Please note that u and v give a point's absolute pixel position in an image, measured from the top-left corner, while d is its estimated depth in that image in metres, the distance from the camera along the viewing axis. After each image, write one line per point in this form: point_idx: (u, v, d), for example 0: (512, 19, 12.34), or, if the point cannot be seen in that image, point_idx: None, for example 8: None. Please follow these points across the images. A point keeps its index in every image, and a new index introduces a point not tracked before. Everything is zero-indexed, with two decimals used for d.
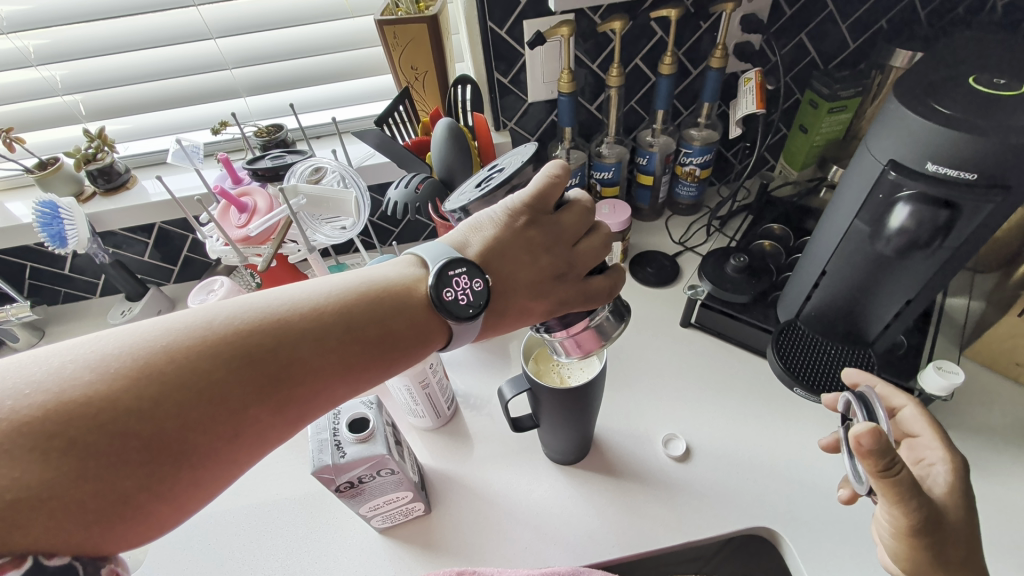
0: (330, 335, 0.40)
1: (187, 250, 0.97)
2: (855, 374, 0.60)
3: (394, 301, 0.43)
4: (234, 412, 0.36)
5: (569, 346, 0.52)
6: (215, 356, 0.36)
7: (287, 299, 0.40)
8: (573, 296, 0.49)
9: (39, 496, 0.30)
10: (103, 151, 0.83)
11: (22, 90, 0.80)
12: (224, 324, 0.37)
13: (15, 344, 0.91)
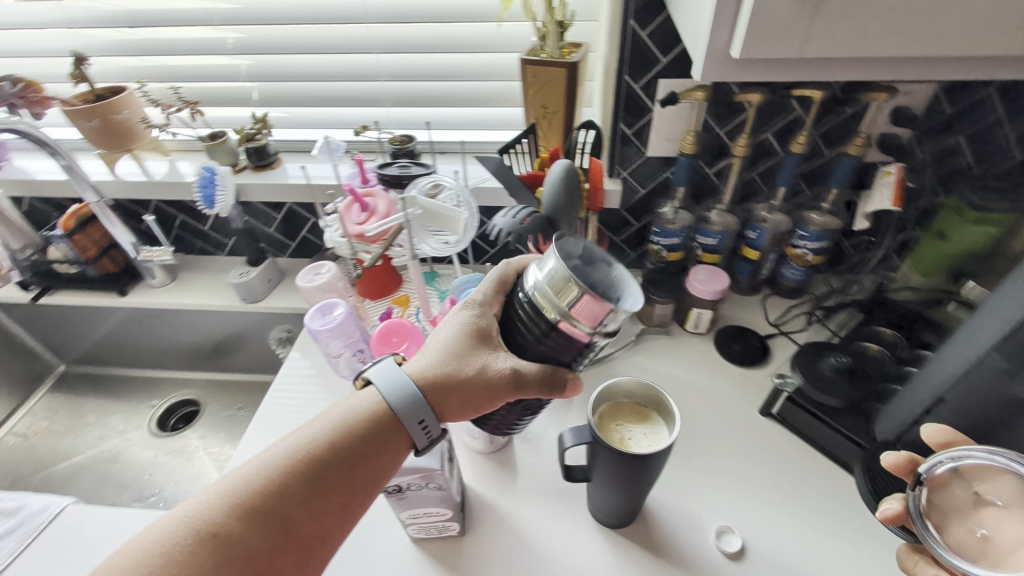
0: (312, 471, 0.47)
1: (305, 231, 1.07)
2: (934, 431, 0.53)
3: (359, 417, 0.50)
4: (256, 552, 0.43)
5: (595, 322, 0.48)
6: (219, 520, 0.43)
7: (263, 458, 0.47)
8: (469, 303, 0.57)
9: None
10: (262, 133, 0.95)
11: (214, 72, 0.94)
12: (214, 494, 0.44)
13: (153, 281, 1.05)
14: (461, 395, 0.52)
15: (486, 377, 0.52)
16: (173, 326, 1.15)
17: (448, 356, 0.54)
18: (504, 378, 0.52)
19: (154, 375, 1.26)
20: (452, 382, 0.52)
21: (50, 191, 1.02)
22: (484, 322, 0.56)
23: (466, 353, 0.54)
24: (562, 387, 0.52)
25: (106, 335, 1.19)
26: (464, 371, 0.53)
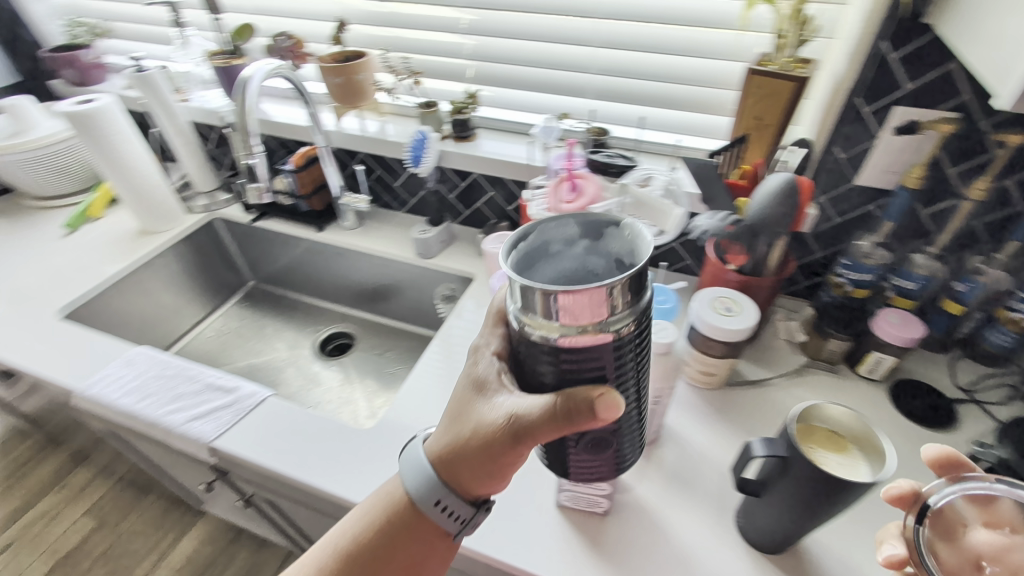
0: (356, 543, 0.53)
1: (481, 203, 1.16)
2: (936, 452, 0.50)
3: (394, 514, 0.53)
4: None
5: (591, 316, 0.38)
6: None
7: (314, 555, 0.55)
8: (465, 356, 0.53)
9: None
10: (471, 107, 1.04)
11: (443, 49, 1.04)
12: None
13: (346, 223, 1.20)
14: (471, 458, 0.49)
15: (490, 434, 0.46)
16: (349, 266, 1.29)
17: (454, 426, 0.51)
18: (509, 430, 0.45)
19: (320, 305, 1.43)
20: (460, 451, 0.49)
21: (285, 132, 1.19)
22: (482, 379, 0.50)
23: (469, 417, 0.49)
24: (575, 412, 0.41)
25: (293, 259, 1.36)
26: (469, 434, 0.49)
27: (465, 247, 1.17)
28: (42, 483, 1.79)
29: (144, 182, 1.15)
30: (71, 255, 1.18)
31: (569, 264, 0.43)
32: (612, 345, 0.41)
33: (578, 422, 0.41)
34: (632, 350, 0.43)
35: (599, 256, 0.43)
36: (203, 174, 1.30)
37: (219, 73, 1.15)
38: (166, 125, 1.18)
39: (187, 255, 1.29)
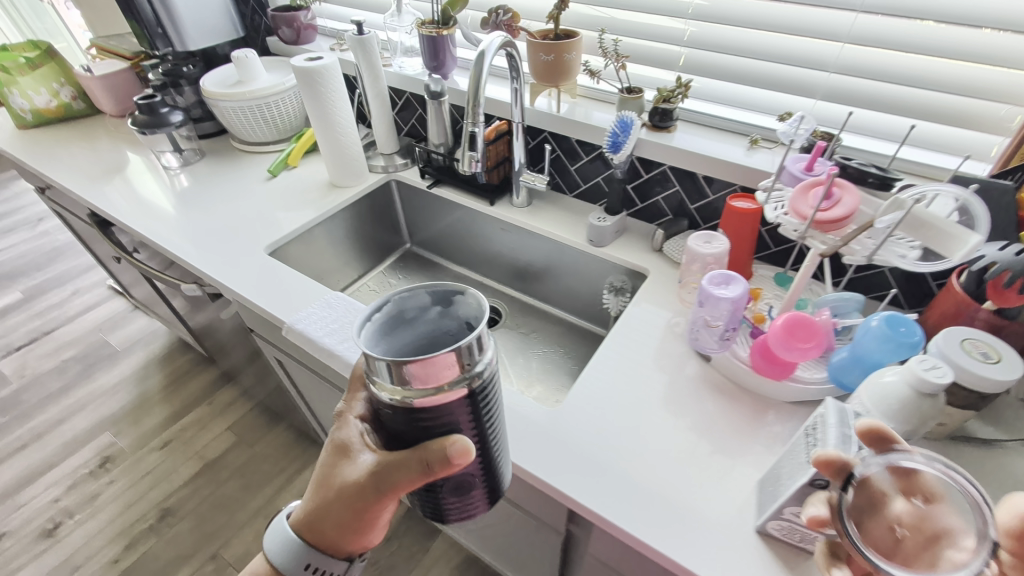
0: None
1: (660, 197, 1.13)
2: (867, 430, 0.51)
3: (325, 472, 0.59)
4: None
5: (438, 378, 0.49)
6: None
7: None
8: (331, 423, 0.61)
9: None
10: (679, 97, 1.00)
11: (660, 34, 1.00)
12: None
13: (517, 199, 1.22)
14: (342, 485, 0.57)
15: (360, 487, 0.56)
16: (511, 242, 1.30)
17: (323, 473, 0.59)
18: (360, 483, 0.56)
19: (469, 275, 1.46)
20: (332, 480, 0.58)
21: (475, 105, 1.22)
22: (346, 443, 0.59)
23: (339, 474, 0.58)
24: (435, 458, 0.51)
25: (454, 227, 1.40)
26: (334, 495, 0.57)
27: (638, 240, 1.13)
28: (195, 395, 2.03)
29: (344, 140, 1.23)
30: (272, 197, 1.30)
31: (420, 332, 0.56)
32: (468, 398, 0.52)
33: (438, 471, 0.52)
34: (474, 405, 0.52)
35: (450, 320, 0.56)
36: (388, 137, 1.37)
37: (424, 40, 1.20)
38: (370, 88, 1.27)
39: (364, 211, 1.36)
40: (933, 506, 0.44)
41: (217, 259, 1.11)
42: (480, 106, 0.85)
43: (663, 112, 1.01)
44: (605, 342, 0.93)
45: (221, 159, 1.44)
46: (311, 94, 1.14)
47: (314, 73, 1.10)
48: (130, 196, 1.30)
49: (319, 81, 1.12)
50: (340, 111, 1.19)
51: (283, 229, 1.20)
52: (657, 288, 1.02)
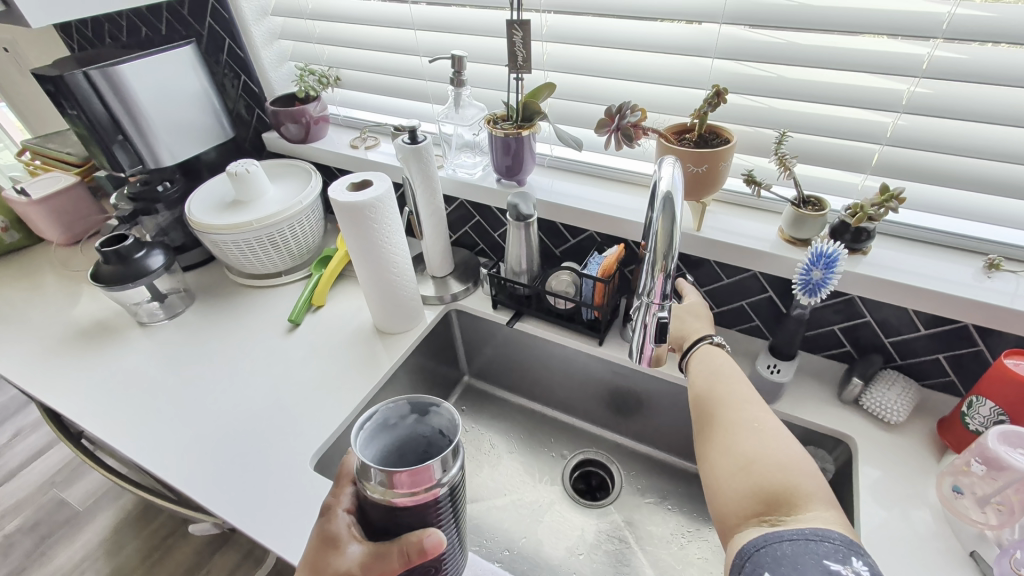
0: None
1: (838, 326, 0.85)
2: None
3: (314, 557, 0.54)
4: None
5: (422, 482, 0.48)
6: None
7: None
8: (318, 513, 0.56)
9: None
10: (888, 209, 0.71)
11: (849, 130, 0.73)
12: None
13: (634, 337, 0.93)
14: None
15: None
16: (622, 384, 1.01)
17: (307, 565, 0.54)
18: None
19: (554, 416, 1.14)
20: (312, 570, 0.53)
21: (567, 219, 0.93)
22: (328, 507, 0.56)
23: (318, 561, 0.53)
24: (418, 551, 0.50)
25: (535, 362, 1.09)
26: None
27: (814, 386, 0.85)
28: (185, 565, 1.61)
29: (399, 280, 0.93)
30: (304, 363, 0.97)
31: (413, 441, 0.57)
32: (445, 497, 0.51)
33: (416, 561, 0.50)
34: (446, 508, 0.52)
35: (425, 427, 0.56)
36: (442, 259, 1.07)
37: (495, 141, 0.90)
38: (422, 206, 0.97)
39: (421, 358, 1.05)
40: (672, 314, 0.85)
41: (242, 488, 0.78)
42: (672, 261, 0.60)
43: (858, 231, 0.75)
44: None
45: (222, 304, 1.10)
46: (361, 234, 0.84)
47: (369, 208, 0.81)
48: (102, 381, 0.95)
49: (373, 217, 0.83)
50: (395, 249, 0.90)
51: (331, 418, 0.87)
52: (881, 472, 0.74)
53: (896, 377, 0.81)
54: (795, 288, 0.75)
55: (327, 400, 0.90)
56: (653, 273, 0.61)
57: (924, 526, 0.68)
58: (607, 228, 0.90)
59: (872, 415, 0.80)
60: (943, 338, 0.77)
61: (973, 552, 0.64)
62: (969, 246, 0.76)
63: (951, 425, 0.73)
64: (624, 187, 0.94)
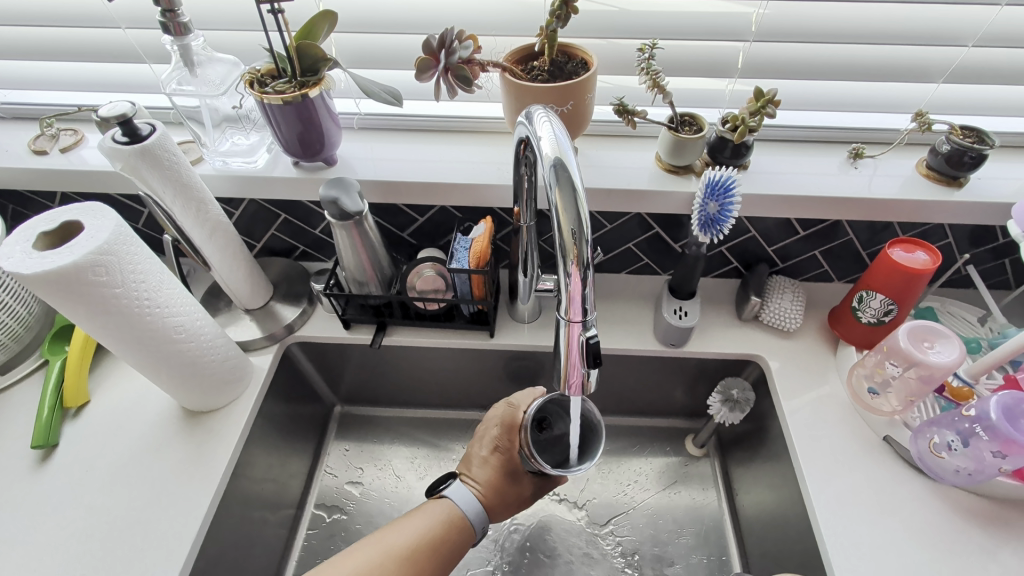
0: (450, 534, 0.59)
1: (725, 246, 0.79)
2: None
3: (496, 447, 0.65)
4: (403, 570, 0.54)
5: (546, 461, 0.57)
6: (392, 541, 0.56)
7: (423, 524, 0.58)
8: (499, 419, 0.65)
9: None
10: (767, 115, 0.61)
11: (714, 28, 0.64)
12: (419, 546, 0.56)
13: (524, 312, 0.79)
14: (511, 499, 0.65)
15: (518, 505, 0.66)
16: (525, 368, 0.85)
17: (486, 484, 0.64)
18: (519, 502, 0.66)
19: (459, 417, 0.95)
20: (493, 488, 0.64)
21: (407, 199, 0.70)
22: (501, 442, 0.65)
23: (501, 484, 0.64)
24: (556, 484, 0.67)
25: (415, 368, 0.87)
26: (499, 503, 0.64)
27: (713, 313, 0.81)
28: None
29: (194, 345, 0.64)
30: (88, 498, 0.66)
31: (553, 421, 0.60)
32: None
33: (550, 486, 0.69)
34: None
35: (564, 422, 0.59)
36: (252, 285, 0.77)
37: (271, 112, 0.61)
38: (191, 226, 0.64)
39: (267, 420, 0.77)
40: None
41: None
42: (586, 247, 0.42)
43: (738, 146, 0.66)
44: (819, 519, 0.63)
45: None
46: (94, 312, 0.53)
47: (87, 271, 0.50)
48: None
49: (104, 283, 0.51)
50: (169, 308, 0.60)
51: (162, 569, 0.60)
52: (795, 383, 0.74)
53: (784, 282, 0.80)
54: (692, 224, 0.66)
55: (147, 543, 0.62)
56: (566, 270, 0.43)
57: (843, 425, 0.70)
58: (462, 198, 0.70)
59: (771, 326, 0.79)
60: (819, 235, 0.76)
61: (887, 437, 0.68)
62: (826, 137, 0.74)
63: (841, 317, 0.74)
64: (470, 140, 0.75)
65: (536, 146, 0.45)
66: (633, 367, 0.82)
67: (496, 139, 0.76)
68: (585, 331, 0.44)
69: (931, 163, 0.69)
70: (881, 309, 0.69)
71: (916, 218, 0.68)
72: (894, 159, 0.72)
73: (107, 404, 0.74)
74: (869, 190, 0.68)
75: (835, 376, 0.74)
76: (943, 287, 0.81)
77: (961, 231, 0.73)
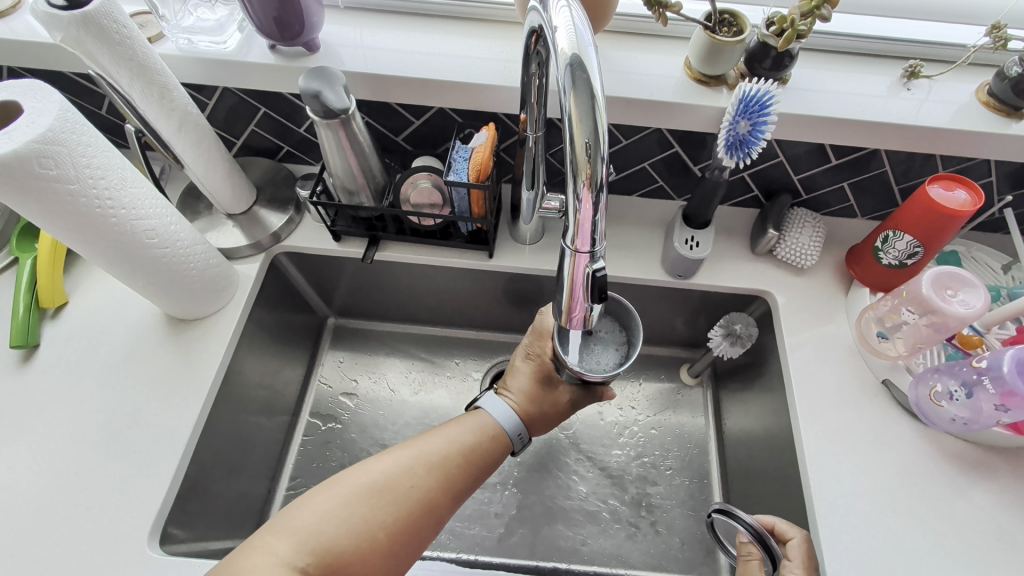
0: (478, 442, 0.55)
1: (748, 172, 0.73)
2: (769, 517, 0.58)
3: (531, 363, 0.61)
4: (434, 477, 0.51)
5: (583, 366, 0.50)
6: (423, 447, 0.53)
7: (464, 434, 0.55)
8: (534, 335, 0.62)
9: (372, 478, 0.49)
10: (823, 15, 0.52)
11: None
12: (448, 450, 0.53)
13: (527, 231, 0.74)
14: (545, 405, 0.60)
15: (560, 412, 0.61)
16: (525, 290, 0.82)
17: (519, 395, 0.60)
18: (559, 410, 0.61)
19: (455, 336, 0.93)
20: (526, 395, 0.60)
21: (400, 97, 0.62)
22: (533, 349, 0.61)
23: (533, 391, 0.60)
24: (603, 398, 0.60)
25: (409, 284, 0.84)
26: (536, 413, 0.60)
27: (725, 244, 0.77)
28: None
29: (171, 253, 0.59)
30: (77, 399, 0.65)
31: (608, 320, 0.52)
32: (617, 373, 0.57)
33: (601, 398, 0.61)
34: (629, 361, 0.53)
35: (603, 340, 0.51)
36: (233, 187, 0.70)
37: None
38: (154, 115, 0.57)
39: (256, 331, 0.75)
40: (788, 545, 0.55)
41: None
42: (602, 167, 0.37)
43: (781, 55, 0.57)
44: (807, 455, 0.63)
45: None
46: (50, 211, 0.47)
47: (31, 163, 0.44)
48: None
49: (53, 177, 0.46)
50: (138, 210, 0.54)
51: (152, 470, 0.61)
52: (801, 322, 0.71)
53: (805, 215, 0.74)
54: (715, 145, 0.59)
55: (136, 445, 0.62)
56: (576, 193, 0.38)
57: (844, 366, 0.68)
58: (460, 100, 0.62)
59: (784, 262, 0.75)
60: (853, 165, 0.69)
61: (885, 380, 0.66)
62: (878, 53, 0.66)
63: (861, 256, 0.70)
64: (474, 30, 0.66)
65: (550, 40, 0.37)
66: (636, 296, 0.79)
67: (506, 31, 0.66)
68: (592, 263, 0.40)
69: (995, 90, 0.61)
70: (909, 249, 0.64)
71: (961, 151, 0.62)
72: (952, 82, 0.63)
73: (88, 306, 0.71)
74: (920, 115, 0.60)
75: (843, 317, 0.71)
76: (972, 229, 0.76)
77: (1007, 169, 0.66)
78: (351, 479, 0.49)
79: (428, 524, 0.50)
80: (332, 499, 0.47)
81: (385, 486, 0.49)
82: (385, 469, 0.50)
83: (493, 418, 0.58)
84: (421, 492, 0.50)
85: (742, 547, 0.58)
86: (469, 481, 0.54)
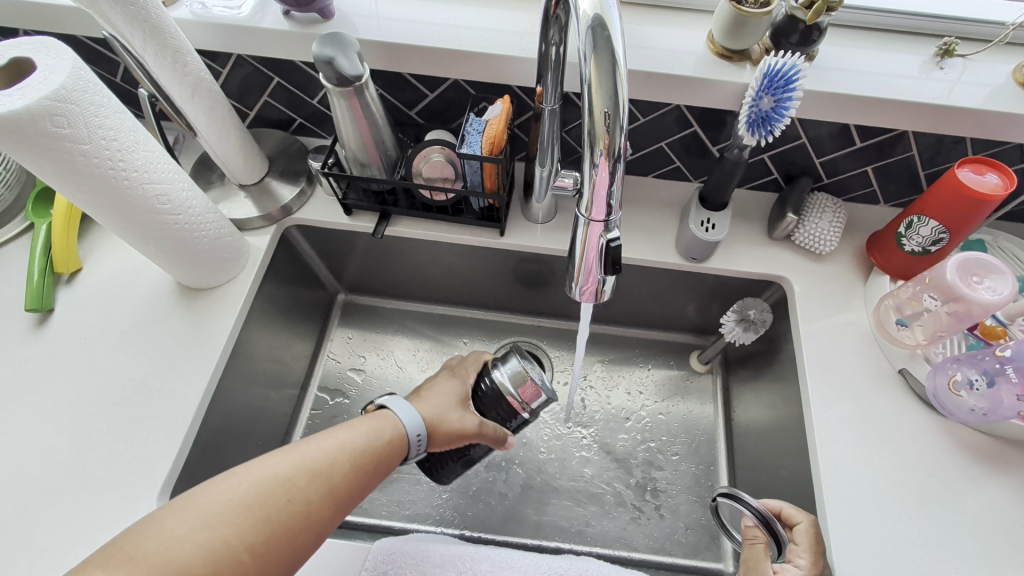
0: (372, 446, 0.52)
1: (768, 154, 0.71)
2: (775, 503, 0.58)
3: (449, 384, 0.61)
4: (316, 490, 0.46)
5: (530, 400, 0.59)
6: (306, 453, 0.48)
7: (355, 437, 0.51)
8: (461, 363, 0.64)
9: (242, 495, 0.43)
10: None
11: None
12: (337, 458, 0.49)
13: (540, 210, 0.73)
14: (450, 415, 0.58)
15: (459, 432, 0.58)
16: (534, 270, 0.81)
17: (432, 400, 0.59)
18: (462, 431, 0.58)
19: (462, 315, 0.93)
20: (438, 404, 0.59)
21: (414, 67, 0.61)
22: (461, 371, 0.63)
23: (448, 404, 0.59)
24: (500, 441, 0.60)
25: (418, 261, 0.84)
26: (441, 417, 0.58)
27: (741, 228, 0.75)
28: None
29: (182, 220, 0.59)
30: (88, 366, 0.66)
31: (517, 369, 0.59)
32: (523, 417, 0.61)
33: (497, 445, 0.60)
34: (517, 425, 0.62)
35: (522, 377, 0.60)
36: (245, 157, 0.70)
37: None
38: (167, 80, 0.56)
39: (266, 304, 0.75)
40: (795, 531, 0.55)
41: None
42: (622, 134, 0.35)
43: (809, 29, 0.55)
44: (819, 444, 0.62)
45: None
46: (63, 170, 0.47)
47: (44, 121, 0.44)
48: None
49: (66, 136, 0.46)
50: (150, 174, 0.54)
51: (162, 436, 0.61)
52: (817, 309, 0.70)
53: (825, 200, 0.72)
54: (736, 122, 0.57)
55: (147, 411, 0.63)
56: (593, 161, 0.37)
57: (860, 354, 0.67)
58: (475, 70, 0.61)
59: (802, 247, 0.73)
60: (878, 148, 0.67)
61: (902, 370, 0.65)
62: (909, 33, 0.63)
63: (883, 243, 0.68)
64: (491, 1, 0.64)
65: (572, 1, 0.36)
66: (647, 279, 0.78)
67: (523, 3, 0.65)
68: (607, 233, 0.39)
69: None
70: (932, 233, 0.62)
71: (994, 135, 0.59)
72: (989, 62, 0.61)
73: (100, 274, 0.72)
74: (953, 95, 0.58)
75: (861, 305, 0.70)
76: (999, 218, 0.74)
77: None
78: (214, 494, 0.43)
79: (305, 541, 0.45)
80: (192, 522, 0.41)
81: (256, 502, 0.43)
82: (259, 484, 0.44)
83: (399, 418, 0.55)
84: (297, 509, 0.45)
85: (748, 531, 0.57)
86: (356, 492, 0.50)
